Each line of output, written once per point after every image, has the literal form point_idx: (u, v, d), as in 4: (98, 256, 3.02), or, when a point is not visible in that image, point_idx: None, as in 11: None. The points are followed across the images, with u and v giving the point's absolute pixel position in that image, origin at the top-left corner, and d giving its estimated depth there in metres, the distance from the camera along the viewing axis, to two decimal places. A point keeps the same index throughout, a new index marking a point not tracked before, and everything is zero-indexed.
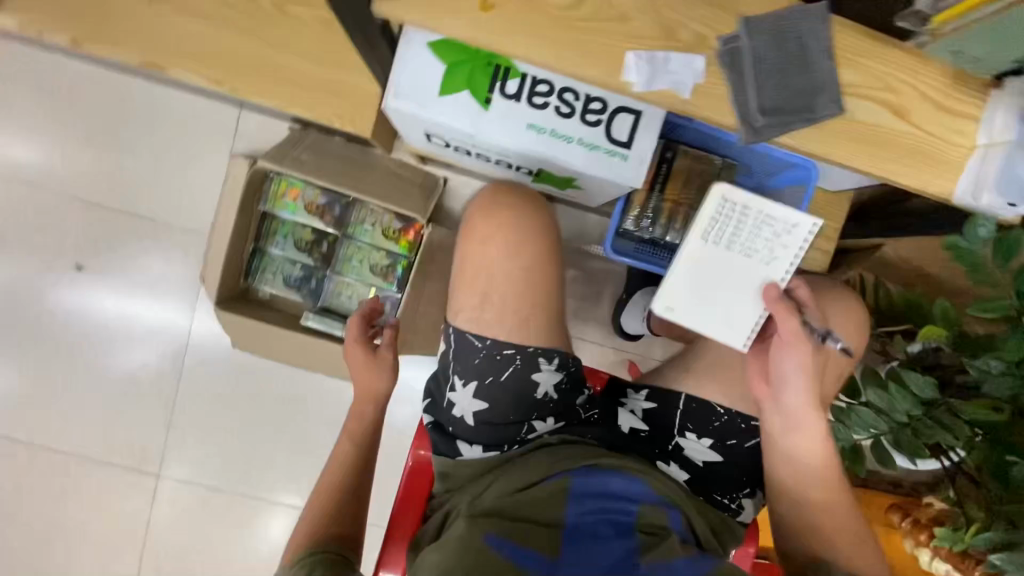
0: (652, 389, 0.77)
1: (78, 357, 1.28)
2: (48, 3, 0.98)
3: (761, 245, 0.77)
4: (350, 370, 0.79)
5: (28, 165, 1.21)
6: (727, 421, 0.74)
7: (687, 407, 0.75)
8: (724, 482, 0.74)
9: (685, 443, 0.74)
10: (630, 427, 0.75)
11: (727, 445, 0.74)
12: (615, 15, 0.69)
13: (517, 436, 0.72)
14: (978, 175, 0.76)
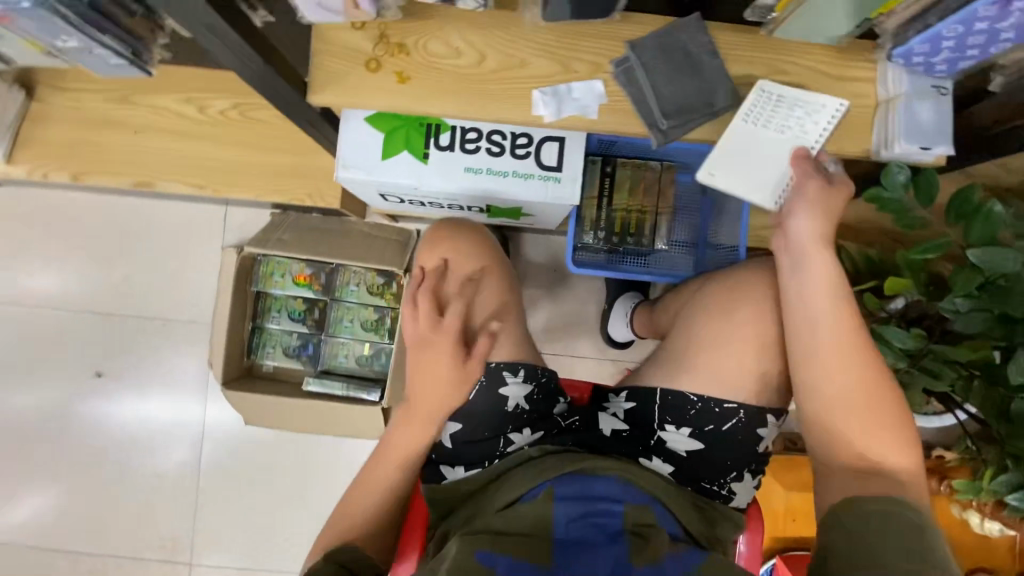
0: (631, 389, 0.79)
1: (107, 460, 1.36)
2: (46, 149, 1.13)
3: (794, 122, 0.78)
4: (431, 379, 0.71)
5: (48, 290, 1.35)
6: (703, 407, 0.74)
7: (664, 401, 0.76)
8: (709, 467, 0.75)
9: (666, 435, 0.75)
10: (611, 429, 0.77)
11: (706, 431, 0.75)
12: (515, 63, 0.78)
13: (495, 451, 0.75)
14: (885, 126, 0.79)
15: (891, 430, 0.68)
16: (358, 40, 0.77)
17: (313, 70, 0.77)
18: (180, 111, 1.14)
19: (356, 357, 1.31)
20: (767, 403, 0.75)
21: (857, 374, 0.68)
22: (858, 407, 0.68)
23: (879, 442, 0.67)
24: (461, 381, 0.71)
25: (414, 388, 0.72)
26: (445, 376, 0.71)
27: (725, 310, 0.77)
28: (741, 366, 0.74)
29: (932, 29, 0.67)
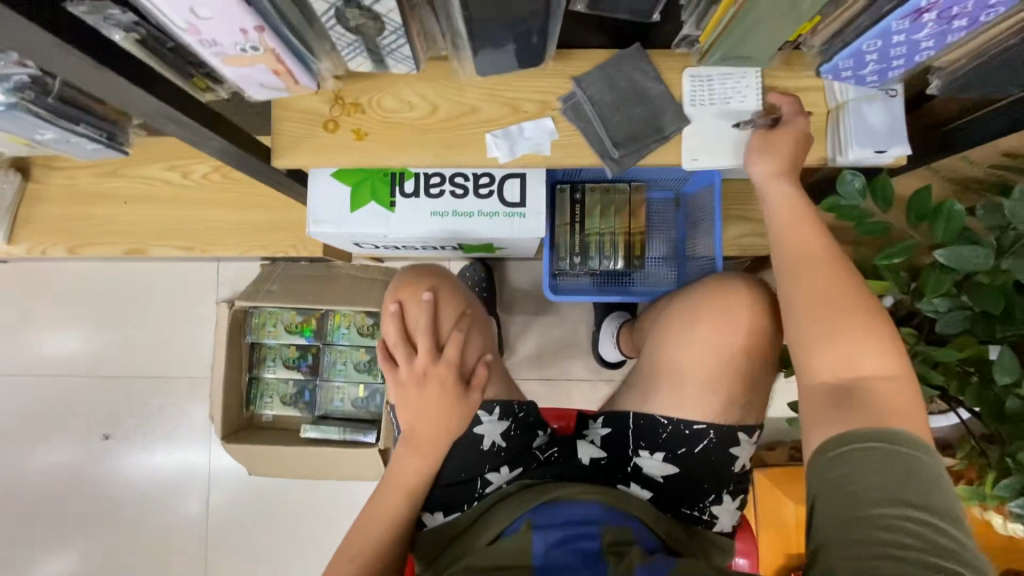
0: (607, 414, 0.78)
1: (119, 521, 1.38)
2: (45, 227, 1.20)
3: (733, 90, 0.79)
4: (425, 412, 0.71)
5: (55, 359, 1.40)
6: (674, 430, 0.74)
7: (637, 426, 0.75)
8: (688, 490, 0.74)
9: (641, 461, 0.74)
10: (590, 458, 0.76)
11: (679, 454, 0.74)
12: (466, 110, 0.81)
13: (474, 492, 0.73)
14: (837, 133, 0.78)
15: (875, 341, 0.60)
16: (315, 103, 0.81)
17: (275, 136, 0.81)
18: (166, 178, 1.20)
19: (352, 400, 1.32)
20: (737, 421, 0.74)
21: (823, 281, 0.64)
22: (828, 316, 0.62)
23: (857, 354, 0.60)
24: (464, 412, 0.72)
25: (413, 425, 0.71)
26: (448, 409, 0.71)
27: (686, 327, 0.77)
28: (702, 388, 0.74)
29: (852, 46, 0.66)
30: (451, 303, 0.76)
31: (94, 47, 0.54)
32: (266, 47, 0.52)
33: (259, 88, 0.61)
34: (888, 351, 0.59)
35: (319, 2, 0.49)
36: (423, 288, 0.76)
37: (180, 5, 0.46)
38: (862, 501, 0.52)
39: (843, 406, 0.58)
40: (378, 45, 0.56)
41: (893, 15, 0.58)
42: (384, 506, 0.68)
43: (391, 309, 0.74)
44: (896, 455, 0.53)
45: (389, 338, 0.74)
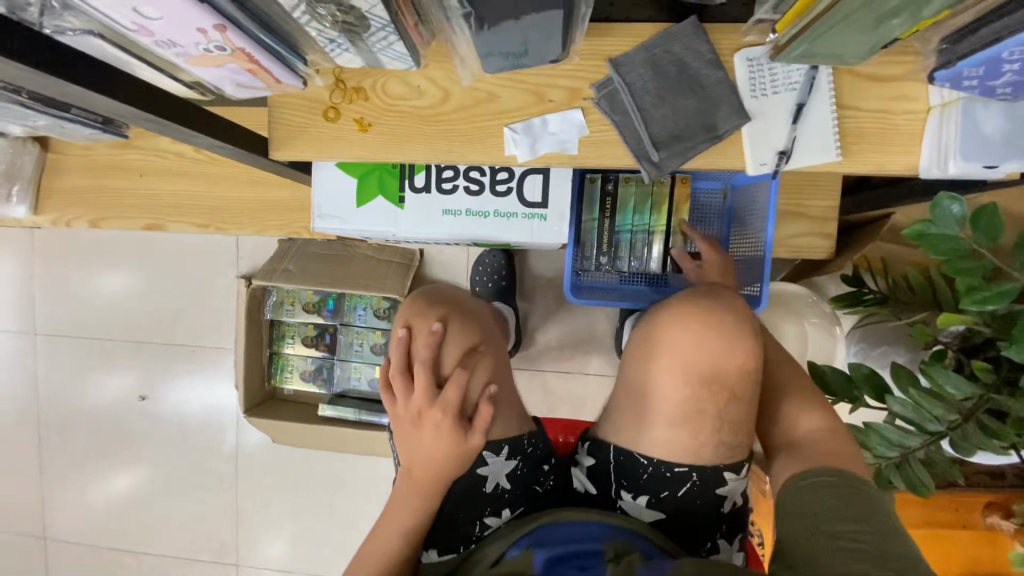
0: (591, 442, 0.72)
1: (158, 472, 1.50)
2: (65, 198, 1.19)
3: (796, 66, 0.64)
4: (421, 450, 0.66)
5: (92, 322, 1.47)
6: (654, 471, 0.66)
7: (617, 463, 0.68)
8: (683, 535, 0.68)
9: (624, 505, 0.68)
10: (583, 487, 0.71)
11: (663, 498, 0.67)
12: (482, 98, 0.70)
13: (472, 534, 0.69)
14: (940, 141, 0.63)
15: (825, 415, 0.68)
16: (313, 87, 0.71)
17: (272, 125, 0.73)
18: (179, 152, 1.15)
19: (369, 380, 1.33)
20: (725, 461, 0.66)
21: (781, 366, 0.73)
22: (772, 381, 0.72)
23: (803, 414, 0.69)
24: (461, 457, 0.66)
25: (409, 461, 0.67)
26: (443, 453, 0.65)
27: (654, 360, 0.68)
28: (677, 429, 0.66)
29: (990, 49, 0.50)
30: (460, 336, 0.70)
31: (53, 54, 0.48)
32: (233, 47, 0.44)
33: (235, 87, 0.53)
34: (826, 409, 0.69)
35: None
36: (434, 316, 0.71)
37: (122, 5, 0.39)
38: (832, 527, 0.54)
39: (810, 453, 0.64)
40: (364, 40, 0.47)
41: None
42: (380, 540, 0.65)
43: (398, 335, 0.70)
44: (839, 484, 0.58)
45: (391, 365, 0.70)
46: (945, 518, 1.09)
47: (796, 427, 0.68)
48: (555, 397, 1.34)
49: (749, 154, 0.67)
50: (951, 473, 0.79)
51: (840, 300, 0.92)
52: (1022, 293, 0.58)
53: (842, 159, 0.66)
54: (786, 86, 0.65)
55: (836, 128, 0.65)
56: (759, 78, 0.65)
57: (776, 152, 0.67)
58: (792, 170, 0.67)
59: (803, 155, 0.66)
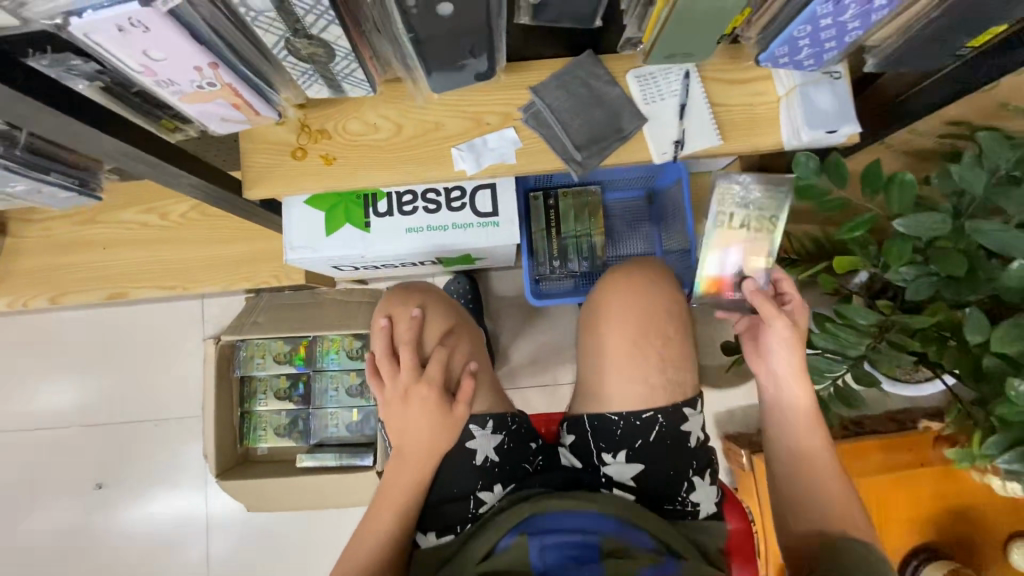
0: (567, 420, 0.77)
1: (118, 569, 1.37)
2: (22, 280, 1.20)
3: (673, 78, 0.82)
4: (411, 424, 0.71)
5: (42, 411, 1.39)
6: (627, 425, 0.73)
7: (592, 428, 0.74)
8: (662, 483, 0.73)
9: (608, 467, 0.73)
10: (567, 461, 0.76)
11: (638, 447, 0.72)
12: (430, 127, 0.82)
13: (468, 514, 0.70)
14: (791, 120, 0.81)
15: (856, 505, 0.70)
16: (282, 133, 0.82)
17: (245, 168, 0.82)
18: (143, 222, 1.20)
19: (347, 425, 1.31)
20: (681, 397, 0.75)
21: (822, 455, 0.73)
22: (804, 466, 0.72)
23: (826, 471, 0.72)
24: (447, 428, 0.71)
25: (398, 437, 0.72)
26: (431, 423, 0.71)
27: (598, 321, 0.77)
28: (631, 377, 0.74)
29: (783, 31, 0.62)
30: (438, 319, 0.78)
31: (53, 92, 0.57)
32: (223, 82, 0.55)
33: (219, 122, 0.63)
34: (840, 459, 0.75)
35: (268, 35, 0.51)
36: (412, 304, 0.79)
37: (134, 49, 0.48)
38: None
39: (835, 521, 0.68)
40: (332, 72, 0.58)
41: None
42: (377, 520, 0.67)
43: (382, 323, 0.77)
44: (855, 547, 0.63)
45: (377, 352, 0.76)
46: (905, 461, 1.18)
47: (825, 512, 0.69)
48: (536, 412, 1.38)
49: (652, 147, 0.83)
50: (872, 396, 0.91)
51: None
52: (873, 222, 0.75)
53: (724, 143, 0.83)
54: (669, 93, 0.83)
55: (714, 120, 0.82)
56: (648, 88, 0.83)
57: (673, 142, 0.83)
58: (688, 155, 0.83)
59: (694, 142, 0.82)
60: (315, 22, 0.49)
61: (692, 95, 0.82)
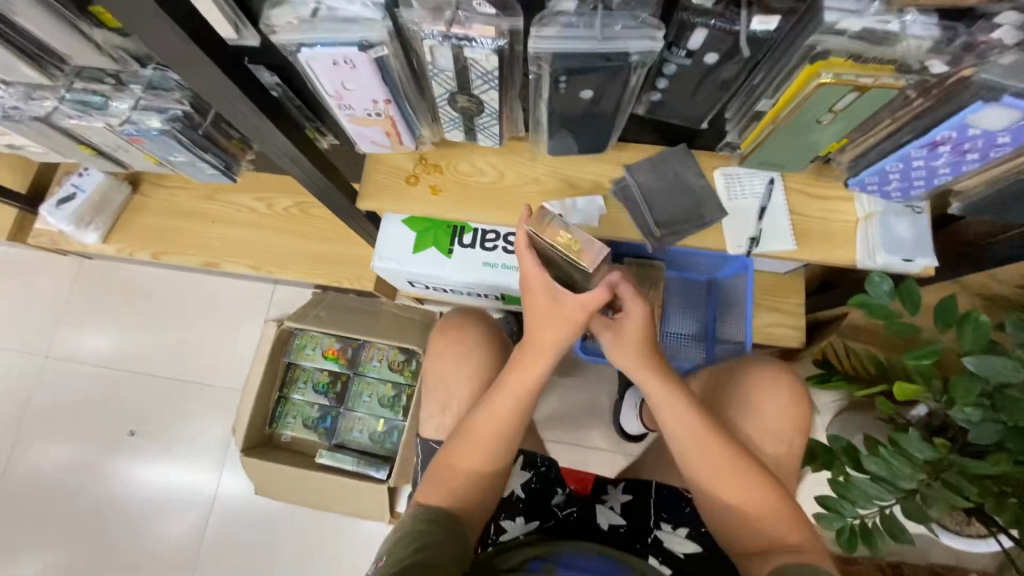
0: (628, 481, 0.86)
1: (125, 518, 1.42)
2: (138, 234, 1.37)
3: (758, 182, 0.88)
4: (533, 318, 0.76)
5: (107, 351, 1.52)
6: (696, 505, 0.82)
7: (659, 496, 0.84)
8: (702, 569, 0.77)
9: (662, 534, 0.80)
10: (609, 523, 0.81)
11: (704, 533, 0.79)
12: (529, 180, 0.91)
13: (490, 538, 0.81)
14: (867, 241, 0.85)
15: (776, 514, 0.71)
16: (402, 159, 0.93)
17: (365, 183, 0.93)
18: (251, 207, 1.36)
19: (370, 433, 1.35)
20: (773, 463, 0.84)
21: (720, 468, 0.73)
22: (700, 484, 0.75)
23: (724, 486, 0.73)
24: (563, 318, 0.74)
25: (475, 409, 0.79)
26: (551, 316, 0.75)
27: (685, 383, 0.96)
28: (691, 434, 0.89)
29: (874, 165, 0.72)
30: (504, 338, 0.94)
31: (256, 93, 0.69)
32: (386, 114, 0.66)
33: (369, 143, 0.74)
34: (749, 469, 0.72)
35: (439, 87, 0.62)
36: (482, 322, 0.93)
37: (335, 78, 0.60)
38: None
39: (759, 543, 0.71)
40: (474, 123, 0.69)
41: (911, 144, 0.65)
42: (467, 448, 0.77)
43: (461, 330, 0.91)
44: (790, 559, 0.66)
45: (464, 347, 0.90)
46: None
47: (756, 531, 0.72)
48: None
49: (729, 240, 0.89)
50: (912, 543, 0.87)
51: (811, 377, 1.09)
52: (943, 355, 0.76)
53: (797, 251, 0.88)
54: (751, 194, 0.89)
55: (791, 227, 0.87)
56: (734, 185, 0.89)
57: (749, 239, 0.88)
58: (761, 253, 0.88)
59: (769, 243, 0.87)
60: (481, 86, 0.61)
61: (772, 200, 0.88)
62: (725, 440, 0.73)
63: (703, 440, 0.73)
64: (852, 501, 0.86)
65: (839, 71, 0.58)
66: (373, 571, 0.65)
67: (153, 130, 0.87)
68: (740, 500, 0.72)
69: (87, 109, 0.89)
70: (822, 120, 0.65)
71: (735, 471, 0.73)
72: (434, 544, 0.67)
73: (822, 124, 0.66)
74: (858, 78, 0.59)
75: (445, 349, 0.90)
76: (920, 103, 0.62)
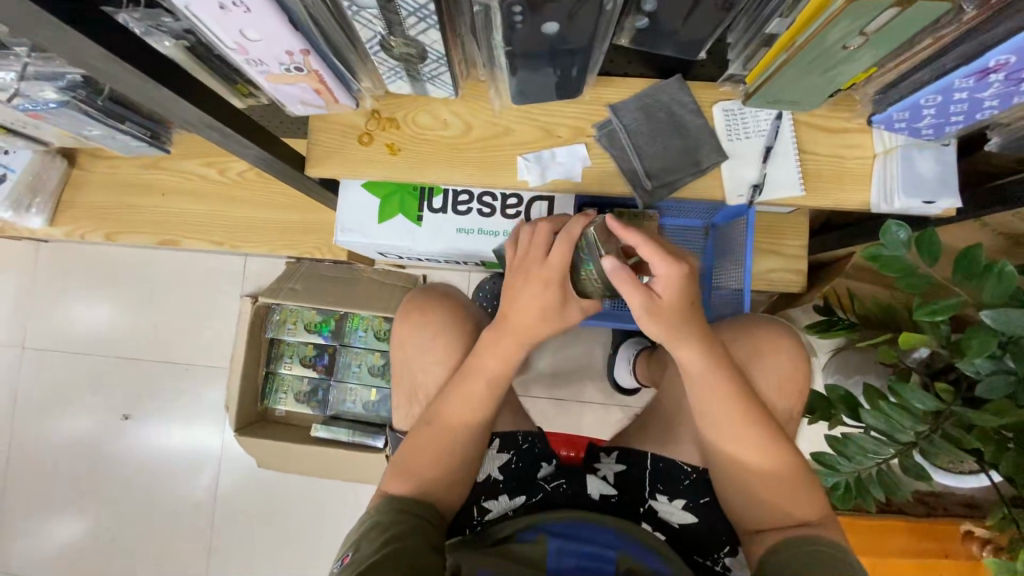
0: (621, 451, 0.83)
1: (133, 495, 1.44)
2: (85, 213, 1.25)
3: (763, 117, 0.76)
4: (528, 306, 0.72)
5: (84, 335, 1.47)
6: (695, 478, 0.78)
7: (655, 467, 0.80)
8: (697, 541, 0.75)
9: (657, 505, 0.78)
10: (600, 492, 0.79)
11: (701, 503, 0.77)
12: (500, 131, 0.78)
13: (475, 520, 0.77)
14: (885, 181, 0.75)
15: (803, 493, 0.69)
16: (350, 114, 0.79)
17: (311, 146, 0.81)
18: (202, 174, 1.22)
19: (363, 403, 1.33)
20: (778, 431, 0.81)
21: (753, 448, 0.70)
22: (729, 460, 0.71)
23: (755, 466, 0.70)
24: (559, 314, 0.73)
25: (447, 399, 0.76)
26: (542, 309, 0.72)
27: None
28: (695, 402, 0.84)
29: (908, 98, 0.63)
30: (473, 317, 0.89)
31: (141, 54, 0.56)
32: (310, 68, 0.55)
33: (300, 104, 0.64)
34: (787, 453, 0.70)
35: (366, 30, 0.51)
36: (448, 304, 0.88)
37: (231, 26, 0.49)
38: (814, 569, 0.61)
39: (777, 519, 0.69)
40: (419, 71, 0.58)
41: (957, 72, 0.56)
42: (440, 440, 0.75)
43: (427, 314, 0.87)
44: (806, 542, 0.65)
45: (428, 332, 0.86)
46: (928, 547, 1.13)
47: (772, 513, 0.70)
48: (549, 424, 1.37)
49: (728, 189, 0.78)
50: (900, 492, 0.87)
51: (814, 325, 1.02)
52: (960, 309, 0.70)
53: (806, 196, 0.77)
54: (754, 132, 0.77)
55: (800, 169, 0.76)
56: (735, 122, 0.77)
57: (751, 185, 0.78)
58: (765, 201, 0.78)
59: (774, 189, 0.77)
60: (416, 24, 0.49)
61: (779, 139, 0.76)
62: (769, 423, 0.70)
63: (747, 422, 0.70)
64: (848, 455, 0.85)
65: None
66: (340, 569, 0.63)
67: (53, 102, 0.77)
68: (769, 480, 0.70)
69: None
70: (849, 46, 0.54)
71: (769, 451, 0.70)
72: (402, 535, 0.65)
73: (847, 52, 0.55)
74: None
75: (408, 336, 0.87)
76: (973, 18, 0.53)
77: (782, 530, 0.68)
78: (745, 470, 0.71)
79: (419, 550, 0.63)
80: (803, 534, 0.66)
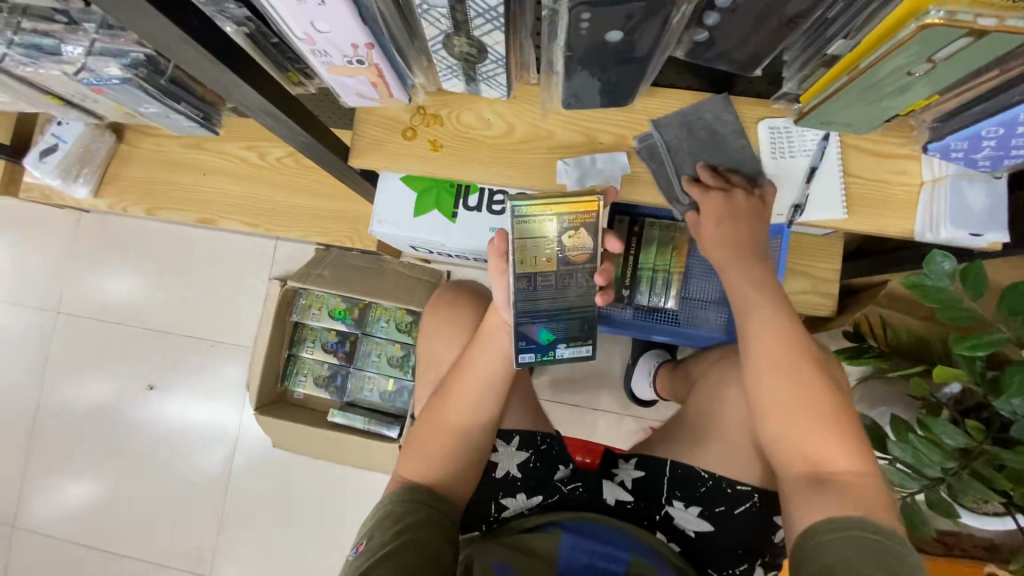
0: (640, 457, 0.82)
1: (149, 463, 1.48)
2: (128, 186, 1.29)
3: (809, 137, 0.75)
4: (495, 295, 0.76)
5: (117, 304, 1.52)
6: (714, 486, 0.75)
7: (674, 474, 0.78)
8: (713, 553, 0.75)
9: (673, 511, 0.77)
10: (616, 498, 0.79)
11: (717, 512, 0.75)
12: (543, 134, 0.79)
13: (490, 515, 0.79)
14: (933, 210, 0.73)
15: (852, 449, 0.62)
16: (397, 109, 0.81)
17: (355, 137, 0.82)
18: (244, 157, 1.25)
19: (380, 392, 1.35)
20: None
21: (801, 384, 0.64)
22: (772, 395, 0.66)
23: (804, 428, 0.63)
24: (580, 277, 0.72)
25: (463, 389, 0.77)
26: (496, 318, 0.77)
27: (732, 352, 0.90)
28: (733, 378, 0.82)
29: (969, 128, 0.62)
30: None
31: (210, 39, 0.58)
32: (371, 61, 0.57)
33: (355, 95, 0.66)
34: (841, 420, 0.63)
35: (431, 28, 0.52)
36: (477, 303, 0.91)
37: (304, 18, 0.51)
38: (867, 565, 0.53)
39: (816, 493, 0.61)
40: (476, 70, 0.60)
41: None
42: (456, 425, 0.76)
43: (456, 310, 0.90)
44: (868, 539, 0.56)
45: (455, 327, 0.88)
46: None
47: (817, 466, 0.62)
48: (562, 429, 1.36)
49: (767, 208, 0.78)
50: (922, 526, 0.85)
51: (843, 351, 0.97)
52: (1002, 346, 0.69)
53: (848, 220, 0.76)
54: (799, 152, 0.76)
55: (844, 192, 0.75)
56: (780, 141, 0.76)
57: (791, 206, 0.78)
58: (804, 223, 0.77)
59: (815, 211, 0.76)
60: (481, 25, 0.50)
61: (824, 161, 0.75)
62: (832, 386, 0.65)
63: (806, 379, 0.64)
64: None
65: (951, 9, 0.46)
66: (354, 557, 0.64)
67: (116, 78, 0.80)
68: (815, 422, 0.63)
69: (37, 53, 0.78)
70: (914, 72, 0.53)
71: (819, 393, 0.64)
72: (416, 525, 0.66)
73: (911, 77, 0.54)
74: (976, 19, 0.46)
75: (436, 330, 0.89)
76: None
77: (822, 501, 0.60)
78: (789, 408, 0.64)
79: (431, 542, 0.65)
80: (841, 510, 0.58)
